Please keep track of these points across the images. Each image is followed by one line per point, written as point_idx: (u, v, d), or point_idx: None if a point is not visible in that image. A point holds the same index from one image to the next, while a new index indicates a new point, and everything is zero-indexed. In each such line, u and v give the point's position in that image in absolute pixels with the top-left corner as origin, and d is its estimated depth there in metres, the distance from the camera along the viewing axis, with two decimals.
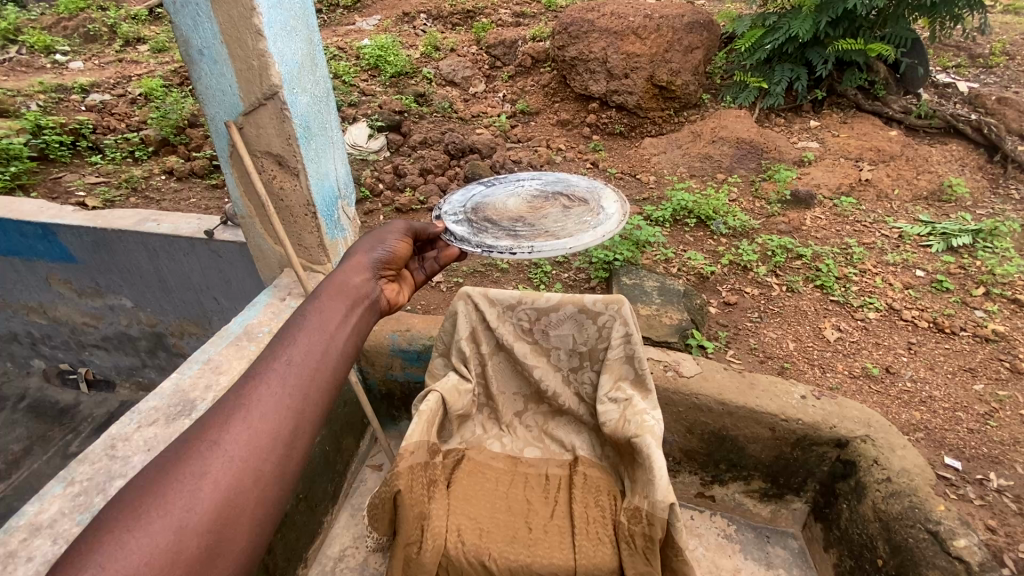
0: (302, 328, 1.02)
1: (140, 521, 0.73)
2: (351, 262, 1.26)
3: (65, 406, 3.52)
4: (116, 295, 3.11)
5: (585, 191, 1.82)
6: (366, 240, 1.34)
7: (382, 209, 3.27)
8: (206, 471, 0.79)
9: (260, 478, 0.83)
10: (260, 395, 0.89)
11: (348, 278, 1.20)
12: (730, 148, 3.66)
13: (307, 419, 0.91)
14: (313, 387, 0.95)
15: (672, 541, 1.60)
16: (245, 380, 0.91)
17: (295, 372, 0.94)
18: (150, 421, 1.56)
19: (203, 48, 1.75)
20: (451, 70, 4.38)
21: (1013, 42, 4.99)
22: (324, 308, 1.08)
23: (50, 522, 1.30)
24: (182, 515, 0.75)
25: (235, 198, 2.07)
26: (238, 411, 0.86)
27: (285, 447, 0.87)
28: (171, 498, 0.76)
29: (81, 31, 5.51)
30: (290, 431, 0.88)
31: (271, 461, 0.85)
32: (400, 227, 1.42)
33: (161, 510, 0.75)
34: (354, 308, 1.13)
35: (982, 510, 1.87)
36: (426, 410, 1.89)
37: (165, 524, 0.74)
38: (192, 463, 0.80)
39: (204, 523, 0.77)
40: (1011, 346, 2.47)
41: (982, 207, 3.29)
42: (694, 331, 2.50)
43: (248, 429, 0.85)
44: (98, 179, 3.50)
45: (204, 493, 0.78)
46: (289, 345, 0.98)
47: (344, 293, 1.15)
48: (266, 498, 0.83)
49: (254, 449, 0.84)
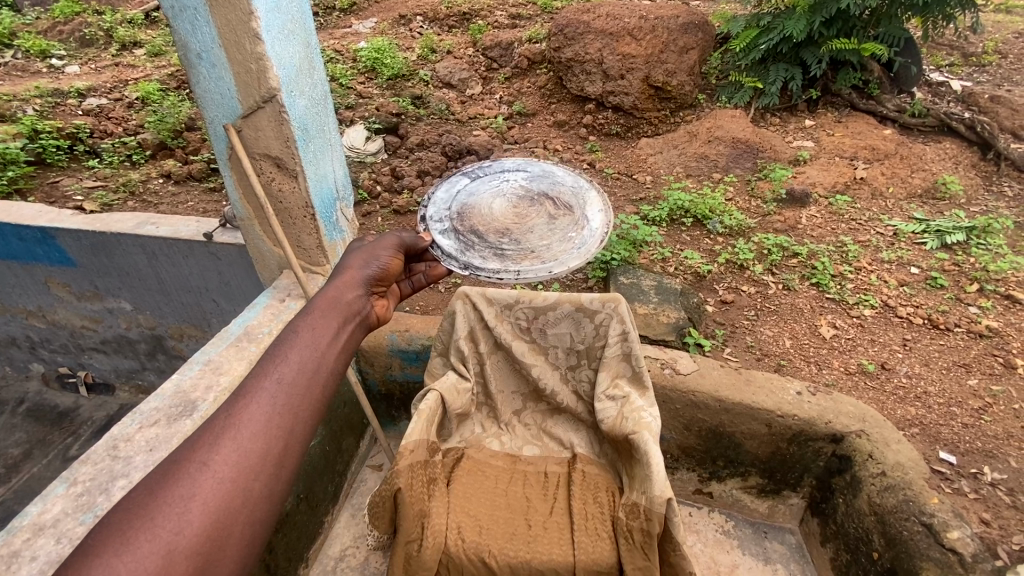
0: (293, 345, 1.03)
1: (129, 544, 0.74)
2: (343, 278, 1.28)
3: (64, 410, 3.51)
4: (115, 298, 3.11)
5: (569, 192, 1.78)
6: (359, 255, 1.37)
7: (380, 211, 3.31)
8: (194, 493, 0.80)
9: (249, 499, 0.84)
10: (250, 414, 0.90)
11: (340, 294, 1.22)
12: (726, 148, 3.68)
13: (296, 437, 0.92)
14: (306, 400, 0.97)
15: (670, 536, 1.63)
16: (234, 399, 0.92)
17: (286, 391, 0.95)
18: (152, 421, 1.56)
19: (201, 52, 1.76)
20: (447, 73, 4.41)
21: (1005, 41, 5.04)
22: (317, 325, 1.10)
23: (53, 522, 1.31)
24: (171, 538, 0.76)
25: (234, 200, 2.08)
26: (228, 430, 0.88)
27: (274, 466, 0.88)
28: (159, 520, 0.77)
29: (77, 35, 5.51)
30: (280, 450, 0.89)
31: (260, 480, 0.86)
32: (392, 242, 1.44)
33: (149, 533, 0.76)
34: (346, 324, 1.15)
35: (976, 503, 1.90)
36: (427, 409, 1.91)
37: (153, 548, 0.75)
38: (182, 485, 0.81)
39: (193, 545, 0.78)
40: (1004, 341, 2.50)
41: (975, 204, 3.32)
42: (691, 329, 2.52)
43: (237, 448, 0.86)
44: (96, 183, 3.52)
45: (193, 516, 0.79)
46: (281, 363, 0.99)
47: (336, 308, 1.17)
48: (256, 518, 0.84)
49: (243, 469, 0.85)
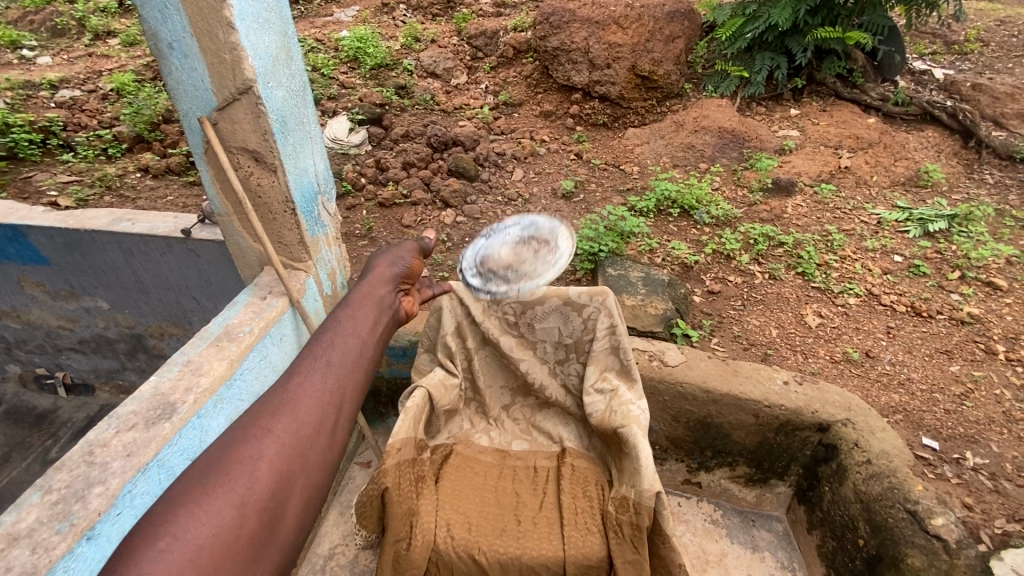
0: (337, 332, 1.12)
1: (207, 496, 0.82)
2: (374, 275, 1.40)
3: (43, 411, 3.40)
4: (92, 297, 3.04)
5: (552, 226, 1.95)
6: (385, 255, 1.50)
7: (365, 203, 3.26)
8: (262, 454, 0.88)
9: (308, 463, 0.92)
10: (308, 388, 0.99)
11: (373, 289, 1.33)
12: (712, 137, 3.67)
13: (347, 411, 1.00)
14: (354, 378, 1.05)
15: (659, 529, 1.63)
16: (289, 377, 1.01)
17: (335, 370, 1.04)
18: (129, 425, 1.52)
19: (172, 41, 1.70)
20: (432, 62, 4.35)
21: (987, 28, 5.07)
22: (356, 316, 1.19)
23: (28, 531, 1.27)
24: (244, 492, 0.84)
25: (211, 195, 2.02)
26: (286, 403, 0.96)
27: (329, 437, 0.96)
28: (233, 476, 0.85)
29: (48, 25, 5.34)
30: (334, 422, 0.97)
31: (319, 446, 0.94)
32: (412, 245, 1.58)
33: (225, 487, 0.83)
34: (380, 315, 1.25)
35: (958, 488, 1.92)
36: (413, 406, 1.89)
37: (228, 500, 0.82)
38: (250, 447, 0.88)
39: (262, 501, 0.85)
40: (985, 327, 2.52)
41: (957, 192, 3.35)
42: (679, 320, 2.51)
43: (297, 416, 0.95)
44: (71, 178, 3.43)
45: (262, 473, 0.86)
46: (328, 346, 1.08)
47: (371, 301, 1.28)
48: (314, 483, 0.92)
49: (303, 435, 0.93)
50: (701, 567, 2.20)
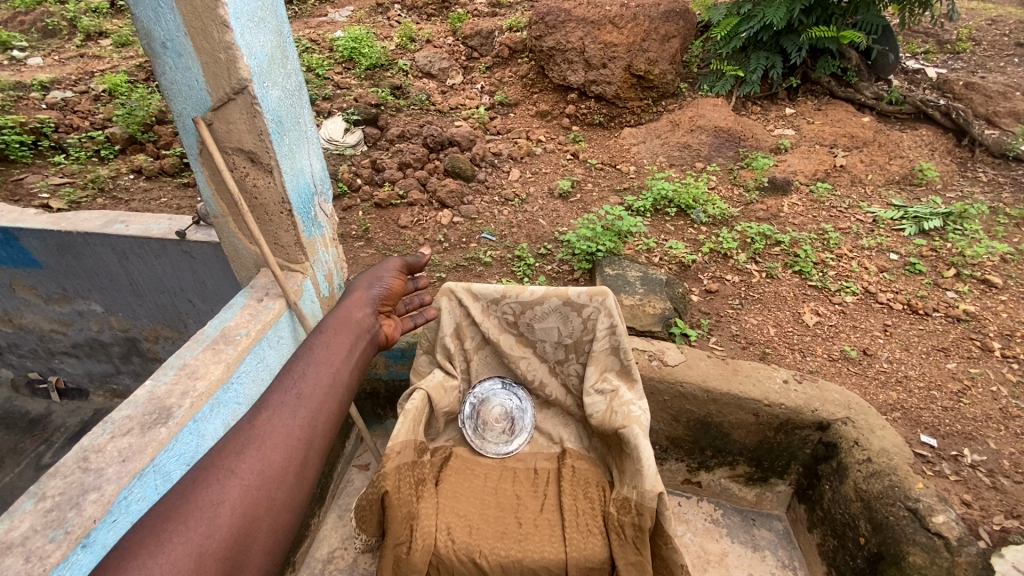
0: (309, 364, 1.19)
1: (163, 546, 0.83)
2: (353, 299, 1.52)
3: (36, 417, 3.36)
4: (86, 301, 3.01)
5: (581, 310, 1.99)
6: (365, 278, 1.62)
7: (361, 204, 3.25)
8: (223, 499, 0.91)
9: (273, 505, 0.95)
10: (276, 424, 1.04)
11: (350, 314, 1.45)
12: (708, 136, 3.65)
13: (314, 448, 1.05)
14: (318, 420, 1.09)
15: (661, 529, 1.61)
16: (256, 414, 1.05)
17: (304, 406, 1.09)
18: (124, 430, 1.50)
19: (165, 40, 1.68)
20: (427, 62, 4.34)
21: (978, 28, 5.10)
22: (329, 345, 1.27)
23: (21, 540, 1.24)
24: (202, 541, 0.86)
25: (206, 197, 2.00)
26: (253, 442, 1.00)
27: (296, 476, 1.00)
28: (192, 525, 0.87)
29: (38, 26, 5.28)
30: (302, 459, 1.02)
31: (281, 490, 0.97)
32: (394, 265, 1.70)
33: (183, 536, 0.85)
34: (355, 343, 1.34)
35: (957, 484, 1.91)
36: (412, 409, 1.86)
37: (186, 551, 0.84)
38: (213, 490, 0.91)
39: (221, 549, 0.87)
40: (981, 325, 2.52)
41: (951, 190, 3.36)
42: (677, 319, 2.50)
43: (259, 460, 0.97)
44: (63, 180, 3.39)
45: (221, 520, 0.89)
46: (299, 380, 1.14)
47: (349, 325, 1.39)
48: (279, 525, 0.96)
49: (266, 479, 0.96)
50: (701, 567, 2.19)
